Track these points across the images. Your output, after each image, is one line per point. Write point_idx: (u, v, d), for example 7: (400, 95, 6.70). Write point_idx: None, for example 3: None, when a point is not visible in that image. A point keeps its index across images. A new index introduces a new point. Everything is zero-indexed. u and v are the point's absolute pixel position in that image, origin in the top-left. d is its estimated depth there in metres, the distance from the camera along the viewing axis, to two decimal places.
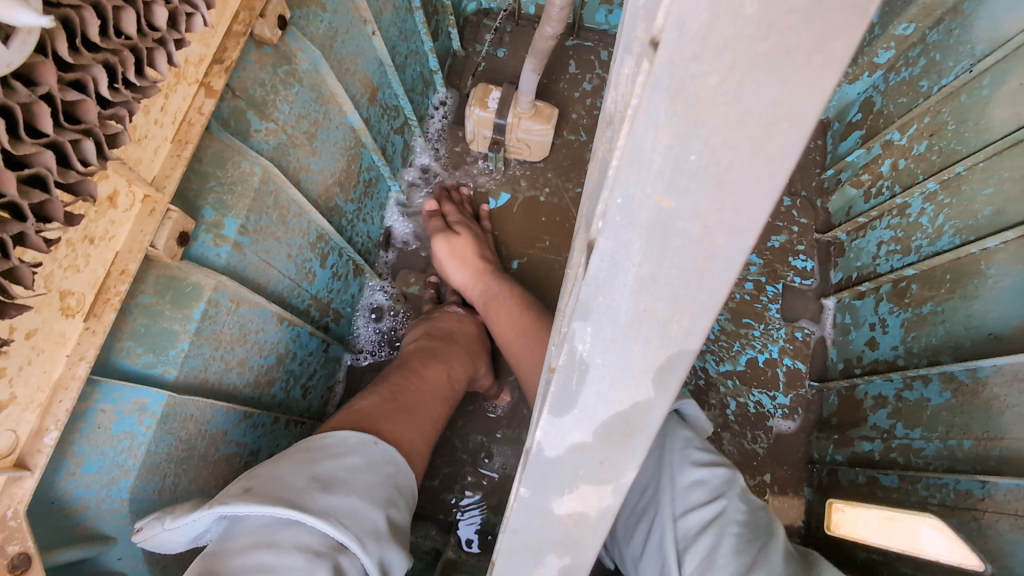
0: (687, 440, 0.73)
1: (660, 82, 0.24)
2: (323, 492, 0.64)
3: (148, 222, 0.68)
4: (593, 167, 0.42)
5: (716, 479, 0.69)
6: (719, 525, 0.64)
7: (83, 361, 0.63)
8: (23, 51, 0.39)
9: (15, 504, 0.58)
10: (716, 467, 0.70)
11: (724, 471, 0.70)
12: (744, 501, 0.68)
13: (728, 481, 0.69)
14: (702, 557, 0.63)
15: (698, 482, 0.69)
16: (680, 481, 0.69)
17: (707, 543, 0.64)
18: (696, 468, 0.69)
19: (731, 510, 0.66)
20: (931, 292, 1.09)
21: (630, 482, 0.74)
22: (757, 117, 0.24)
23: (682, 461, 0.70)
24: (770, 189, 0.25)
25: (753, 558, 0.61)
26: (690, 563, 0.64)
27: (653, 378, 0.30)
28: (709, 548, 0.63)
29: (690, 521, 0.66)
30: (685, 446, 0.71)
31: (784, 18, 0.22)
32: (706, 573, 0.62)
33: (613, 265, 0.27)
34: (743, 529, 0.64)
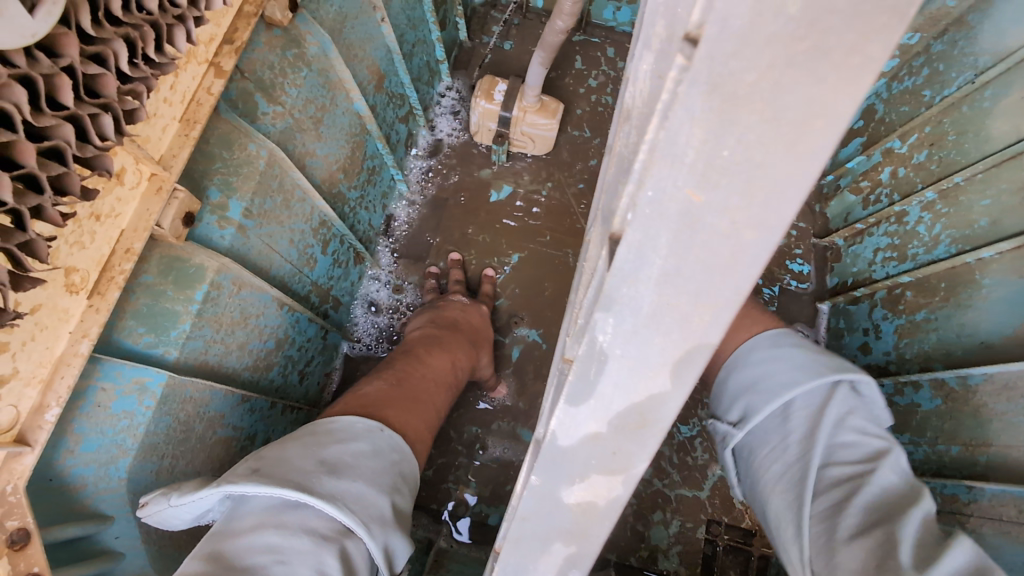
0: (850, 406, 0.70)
1: (698, 77, 0.22)
2: (330, 476, 0.64)
3: (154, 201, 0.68)
4: (612, 162, 0.43)
5: (870, 444, 0.67)
6: (860, 482, 0.63)
7: (86, 338, 0.63)
8: (48, 21, 0.37)
9: (15, 479, 0.58)
10: (873, 436, 0.67)
11: (880, 443, 0.67)
12: (896, 473, 0.64)
13: (884, 451, 0.66)
14: (835, 505, 0.63)
15: (850, 443, 0.67)
16: (836, 438, 0.68)
17: (845, 497, 0.62)
18: (854, 428, 0.68)
19: (882, 474, 0.63)
20: (925, 299, 1.11)
21: (772, 421, 0.73)
22: (791, 116, 0.23)
23: (841, 422, 0.68)
24: (799, 186, 0.24)
25: (886, 518, 0.59)
26: (821, 505, 0.64)
27: (671, 372, 0.30)
28: (842, 498, 0.63)
29: (833, 471, 0.66)
30: (849, 411, 0.69)
31: (825, 17, 0.21)
32: (847, 526, 0.60)
33: (639, 257, 0.27)
34: (887, 493, 0.61)
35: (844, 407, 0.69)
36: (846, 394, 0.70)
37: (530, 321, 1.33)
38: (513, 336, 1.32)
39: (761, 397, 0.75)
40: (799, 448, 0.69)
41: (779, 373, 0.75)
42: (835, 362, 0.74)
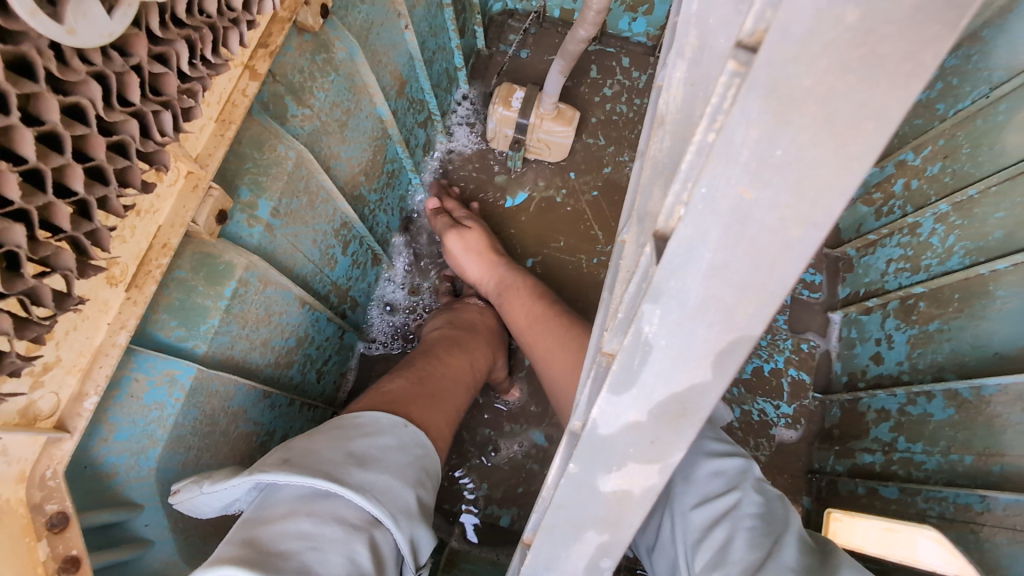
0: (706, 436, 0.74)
1: (757, 81, 0.25)
2: (359, 467, 0.66)
3: (191, 197, 0.69)
4: (648, 167, 0.45)
5: (732, 469, 0.69)
6: (732, 518, 0.62)
7: (124, 329, 0.64)
8: (123, 22, 0.38)
9: (55, 464, 0.60)
10: (732, 458, 0.70)
11: (740, 465, 0.69)
12: (760, 494, 0.65)
13: (742, 472, 0.69)
14: (716, 550, 0.60)
15: (716, 473, 0.69)
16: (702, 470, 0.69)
17: (721, 535, 0.61)
18: (714, 462, 0.69)
19: (746, 504, 0.64)
20: (938, 310, 1.12)
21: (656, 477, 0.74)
22: (844, 118, 0.25)
23: (699, 459, 0.70)
24: (846, 186, 0.26)
25: (766, 551, 0.57)
26: (704, 556, 0.61)
27: (713, 363, 0.32)
28: (722, 542, 0.61)
29: (703, 515, 0.65)
30: (703, 440, 0.72)
31: (880, 27, 0.24)
32: (723, 562, 0.59)
33: (689, 251, 0.29)
34: (757, 523, 0.61)
35: (703, 445, 0.72)
36: (704, 434, 0.74)
37: None
38: None
39: (645, 459, 0.76)
40: (679, 513, 0.68)
41: None
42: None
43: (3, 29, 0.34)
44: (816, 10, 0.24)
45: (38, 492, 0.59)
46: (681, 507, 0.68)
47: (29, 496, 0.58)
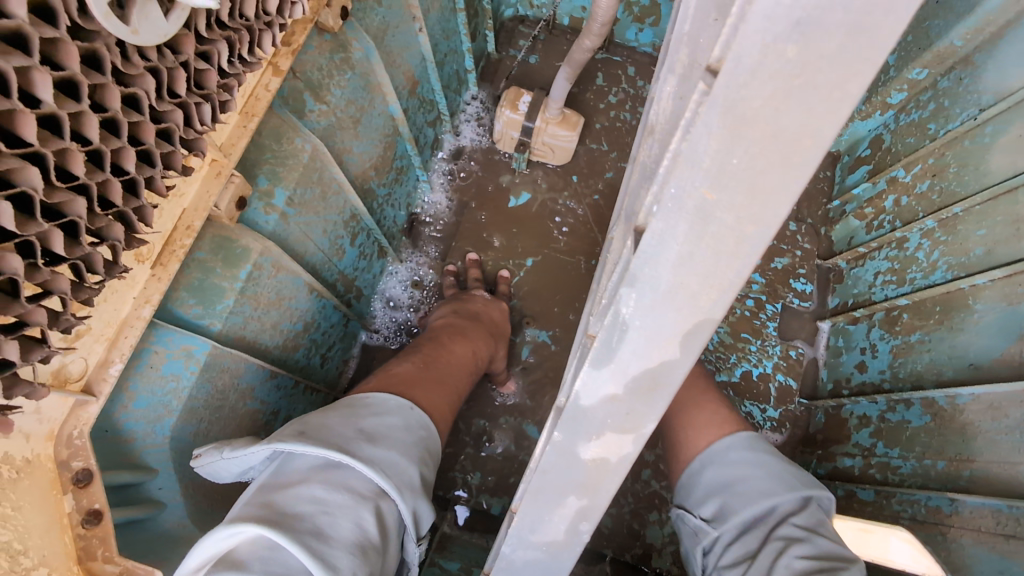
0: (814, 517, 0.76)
1: (716, 100, 0.30)
2: (369, 443, 0.71)
3: (214, 183, 0.74)
4: (636, 169, 0.50)
5: (835, 552, 0.70)
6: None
7: (148, 304, 0.68)
8: (178, 24, 0.43)
9: (82, 424, 0.64)
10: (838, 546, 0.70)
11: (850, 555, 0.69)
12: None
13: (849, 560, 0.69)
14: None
15: (811, 549, 0.70)
16: (803, 544, 0.71)
17: None
18: (823, 538, 0.72)
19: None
20: (920, 321, 1.16)
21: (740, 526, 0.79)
22: (788, 134, 0.30)
23: (809, 530, 0.74)
24: (790, 192, 0.31)
25: None
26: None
27: (680, 342, 0.37)
28: None
29: (797, 567, 0.69)
30: (816, 522, 0.74)
31: (816, 61, 0.28)
32: None
33: (660, 243, 0.34)
34: None
35: (812, 518, 0.75)
36: (814, 509, 0.77)
37: (540, 322, 1.39)
38: (524, 335, 1.38)
39: (740, 499, 0.81)
40: (773, 557, 0.72)
41: (757, 482, 0.82)
42: (803, 477, 0.81)
43: (78, 27, 0.39)
44: (764, 44, 0.28)
45: (65, 449, 0.63)
46: (779, 552, 0.72)
47: (57, 453, 0.63)
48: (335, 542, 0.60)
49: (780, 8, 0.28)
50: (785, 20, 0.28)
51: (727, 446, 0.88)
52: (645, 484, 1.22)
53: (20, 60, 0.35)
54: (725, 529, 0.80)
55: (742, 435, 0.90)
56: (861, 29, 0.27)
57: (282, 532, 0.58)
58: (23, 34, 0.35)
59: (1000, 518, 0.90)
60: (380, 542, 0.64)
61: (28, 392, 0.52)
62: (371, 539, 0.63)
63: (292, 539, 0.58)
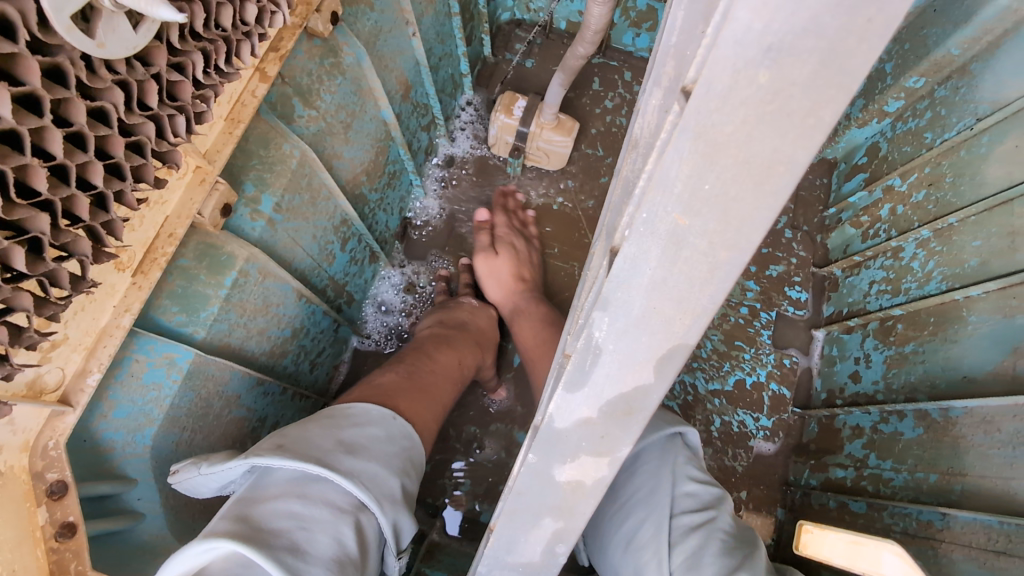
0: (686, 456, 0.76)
1: (687, 125, 0.29)
2: (348, 455, 0.70)
3: (197, 191, 0.73)
4: (619, 184, 0.49)
5: (706, 493, 0.73)
6: (707, 532, 0.68)
7: (128, 313, 0.68)
8: (148, 36, 0.43)
9: (58, 435, 0.64)
10: (709, 485, 0.74)
11: (716, 491, 0.73)
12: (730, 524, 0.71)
13: (717, 497, 0.73)
14: (690, 554, 0.67)
15: (689, 493, 0.72)
16: (679, 489, 0.72)
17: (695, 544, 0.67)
18: (694, 482, 0.73)
19: (720, 521, 0.70)
20: (914, 332, 1.15)
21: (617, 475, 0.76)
22: (760, 161, 0.29)
23: (682, 474, 0.74)
24: (764, 219, 0.30)
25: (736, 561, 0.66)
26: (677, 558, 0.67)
27: (655, 367, 0.36)
28: (696, 549, 0.67)
29: (683, 520, 0.70)
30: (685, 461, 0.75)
31: (788, 87, 0.28)
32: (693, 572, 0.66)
33: (633, 267, 0.33)
34: (729, 538, 0.69)
35: (678, 460, 0.75)
36: (680, 447, 0.77)
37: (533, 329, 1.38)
38: (516, 341, 1.37)
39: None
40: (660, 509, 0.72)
41: None
42: (666, 421, 0.80)
43: (38, 41, 0.38)
44: (734, 70, 0.28)
45: (40, 460, 0.63)
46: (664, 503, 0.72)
47: (32, 464, 0.62)
48: (311, 559, 0.60)
49: (751, 33, 0.27)
50: (756, 45, 0.27)
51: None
52: None
53: None
54: (606, 484, 0.76)
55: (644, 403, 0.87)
56: (835, 56, 0.27)
57: (259, 548, 0.58)
58: None
59: (992, 535, 0.88)
60: (358, 556, 0.64)
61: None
62: (349, 554, 0.63)
63: (269, 556, 0.57)
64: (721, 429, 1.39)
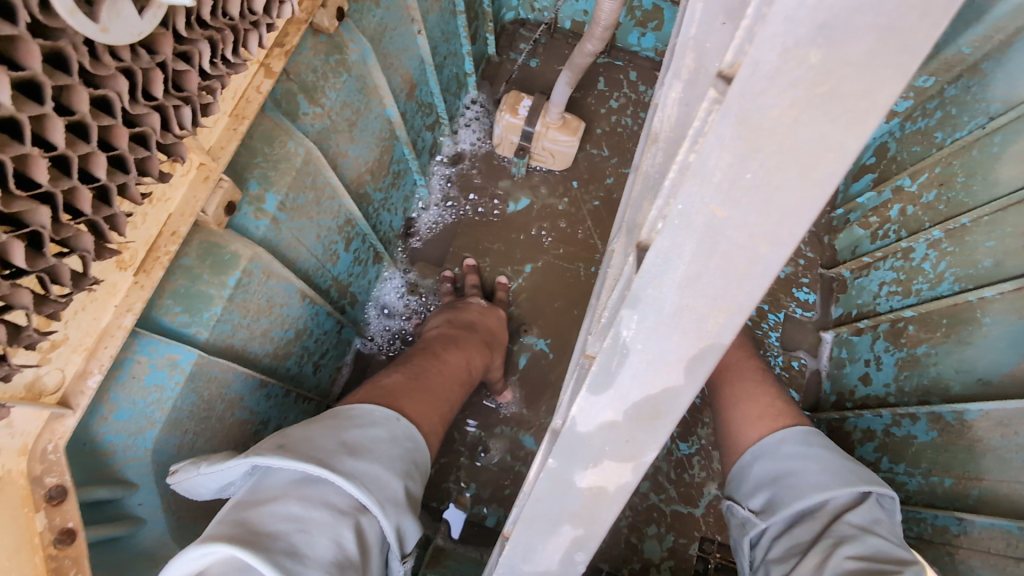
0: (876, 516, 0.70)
1: (729, 110, 0.28)
2: (351, 456, 0.68)
3: (201, 188, 0.71)
4: (641, 181, 0.48)
5: (896, 552, 0.66)
6: None
7: (130, 312, 0.66)
8: (153, 22, 0.41)
9: (57, 439, 0.62)
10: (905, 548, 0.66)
11: (907, 557, 0.65)
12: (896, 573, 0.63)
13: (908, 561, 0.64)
14: None
15: (867, 547, 0.66)
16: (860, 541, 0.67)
17: None
18: (877, 538, 0.67)
19: None
20: (926, 334, 1.14)
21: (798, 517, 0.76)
22: (806, 148, 0.28)
23: (869, 531, 0.68)
24: (808, 210, 0.29)
25: None
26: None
27: (685, 368, 0.34)
28: None
29: (846, 569, 0.65)
30: (874, 518, 0.70)
31: (840, 67, 0.26)
32: None
33: (666, 261, 0.31)
34: None
35: (872, 516, 0.70)
36: (875, 506, 0.71)
37: (538, 330, 1.36)
38: (521, 343, 1.35)
39: (791, 493, 0.77)
40: (823, 554, 0.68)
41: (807, 472, 0.78)
42: (861, 473, 0.76)
43: (41, 25, 0.37)
44: (783, 49, 0.26)
45: (39, 465, 0.61)
46: (831, 551, 0.68)
47: (30, 468, 0.61)
48: (309, 562, 0.58)
49: (803, 9, 0.26)
50: (808, 22, 0.26)
51: (779, 440, 0.86)
52: (642, 497, 1.20)
53: None
54: (777, 517, 0.77)
55: (796, 430, 0.87)
56: (894, 33, 0.25)
57: (255, 552, 0.56)
58: None
59: (1011, 541, 0.87)
60: (359, 561, 0.62)
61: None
62: (350, 558, 0.61)
63: (266, 561, 0.55)
64: None
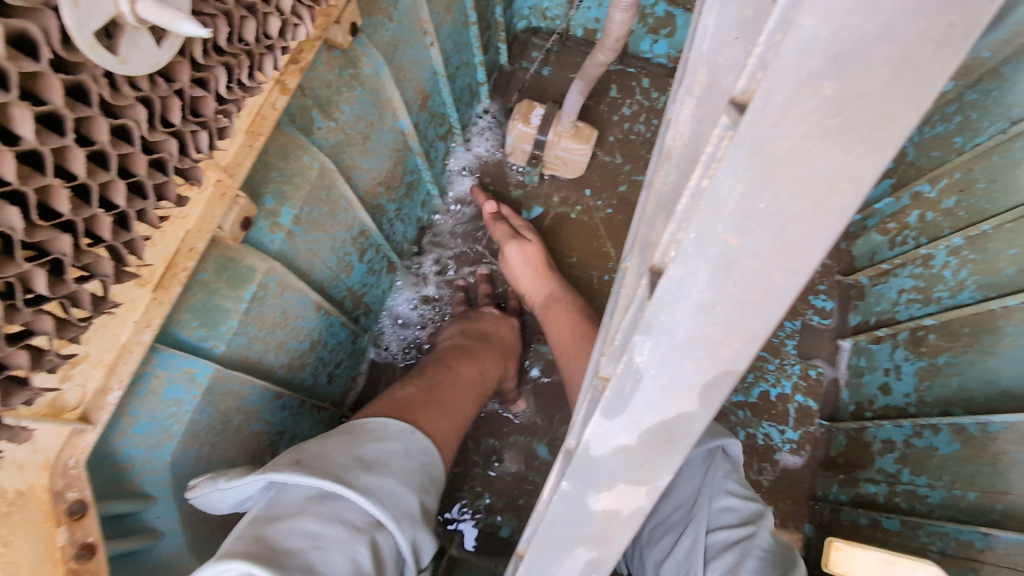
0: (722, 472, 0.72)
1: (743, 140, 0.28)
2: (366, 471, 0.69)
3: (218, 205, 0.73)
4: (653, 199, 0.48)
5: (748, 508, 0.67)
6: (743, 547, 0.63)
7: (148, 328, 0.67)
8: (172, 51, 0.42)
9: (77, 454, 0.63)
10: (752, 500, 0.68)
11: (757, 507, 0.67)
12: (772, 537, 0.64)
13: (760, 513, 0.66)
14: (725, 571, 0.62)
15: (729, 508, 0.67)
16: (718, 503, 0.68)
17: (729, 560, 0.62)
18: (733, 497, 0.68)
19: (759, 538, 0.63)
20: (948, 343, 1.12)
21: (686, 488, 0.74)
22: (820, 178, 0.28)
23: (718, 489, 0.69)
24: (823, 239, 0.29)
25: None
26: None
27: (699, 394, 0.34)
28: (731, 565, 0.62)
29: (718, 537, 0.65)
30: (722, 477, 0.71)
31: (854, 99, 0.26)
32: None
33: (678, 289, 0.31)
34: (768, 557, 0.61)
35: (722, 472, 0.71)
36: (722, 460, 0.73)
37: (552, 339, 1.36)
38: (535, 351, 1.35)
39: (680, 465, 0.76)
40: (693, 523, 0.68)
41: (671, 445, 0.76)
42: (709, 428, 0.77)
43: (64, 61, 0.38)
44: (795, 81, 0.26)
45: (60, 480, 0.62)
46: (697, 519, 0.68)
47: (52, 483, 0.62)
48: None
49: (816, 40, 0.26)
50: (822, 55, 0.26)
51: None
52: None
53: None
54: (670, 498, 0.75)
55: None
56: (908, 66, 0.25)
57: (271, 570, 0.56)
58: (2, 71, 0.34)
59: None
60: None
61: (10, 436, 0.50)
62: (366, 574, 0.61)
63: None
64: (746, 443, 1.35)
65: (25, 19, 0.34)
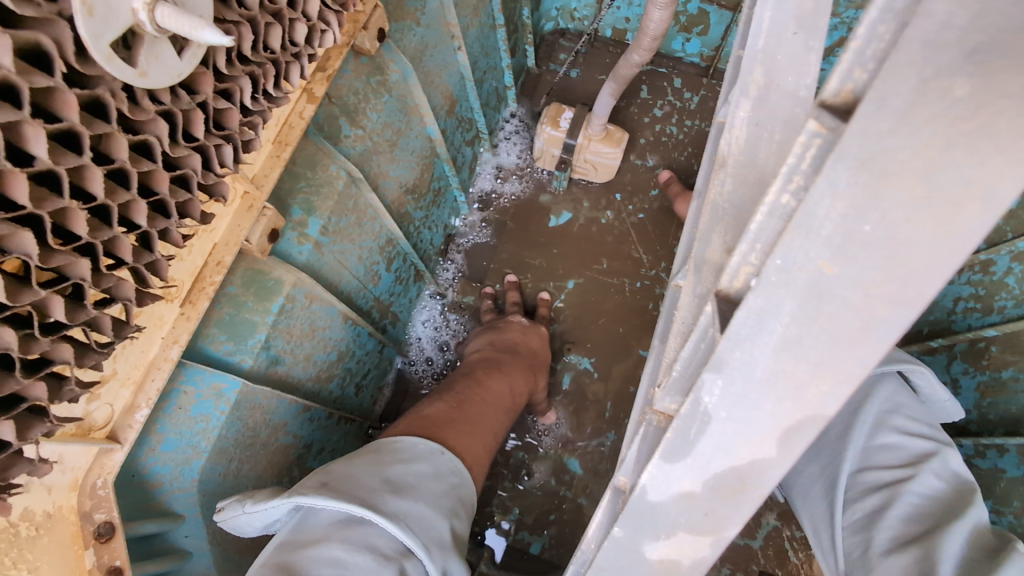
0: (895, 409, 0.71)
1: (846, 152, 0.24)
2: (394, 495, 0.69)
3: (245, 217, 0.71)
4: (708, 211, 0.44)
5: (919, 447, 0.66)
6: (898, 488, 0.63)
7: (176, 345, 0.65)
8: (192, 63, 0.40)
9: (105, 474, 0.62)
10: (920, 438, 0.67)
11: (931, 446, 0.66)
12: (941, 478, 0.63)
13: (934, 453, 0.65)
14: (871, 512, 0.63)
15: (894, 446, 0.67)
16: (879, 439, 0.68)
17: (878, 498, 0.63)
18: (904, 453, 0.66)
19: (922, 481, 0.63)
20: (1013, 356, 1.03)
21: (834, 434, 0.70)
22: (945, 195, 0.24)
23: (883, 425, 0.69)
24: (941, 268, 0.24)
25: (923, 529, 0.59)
26: (855, 513, 0.65)
27: (779, 440, 0.29)
28: (881, 505, 0.63)
29: (871, 475, 0.66)
30: (892, 412, 0.70)
31: (996, 101, 0.22)
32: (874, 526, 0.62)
33: (759, 323, 0.27)
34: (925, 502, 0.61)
35: (890, 408, 0.71)
36: (892, 396, 0.71)
37: (582, 349, 1.32)
38: (565, 362, 1.31)
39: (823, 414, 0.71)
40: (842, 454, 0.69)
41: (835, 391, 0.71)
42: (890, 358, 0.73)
43: (78, 74, 0.36)
44: (919, 81, 0.22)
45: (88, 500, 0.61)
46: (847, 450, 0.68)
47: (80, 504, 0.61)
48: None
49: (950, 30, 0.21)
50: (956, 48, 0.22)
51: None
52: None
53: (6, 114, 0.32)
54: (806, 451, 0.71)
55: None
56: None
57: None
58: (12, 85, 0.32)
59: None
60: None
61: (29, 471, 0.47)
62: None
63: None
64: None
65: (38, 31, 0.32)
